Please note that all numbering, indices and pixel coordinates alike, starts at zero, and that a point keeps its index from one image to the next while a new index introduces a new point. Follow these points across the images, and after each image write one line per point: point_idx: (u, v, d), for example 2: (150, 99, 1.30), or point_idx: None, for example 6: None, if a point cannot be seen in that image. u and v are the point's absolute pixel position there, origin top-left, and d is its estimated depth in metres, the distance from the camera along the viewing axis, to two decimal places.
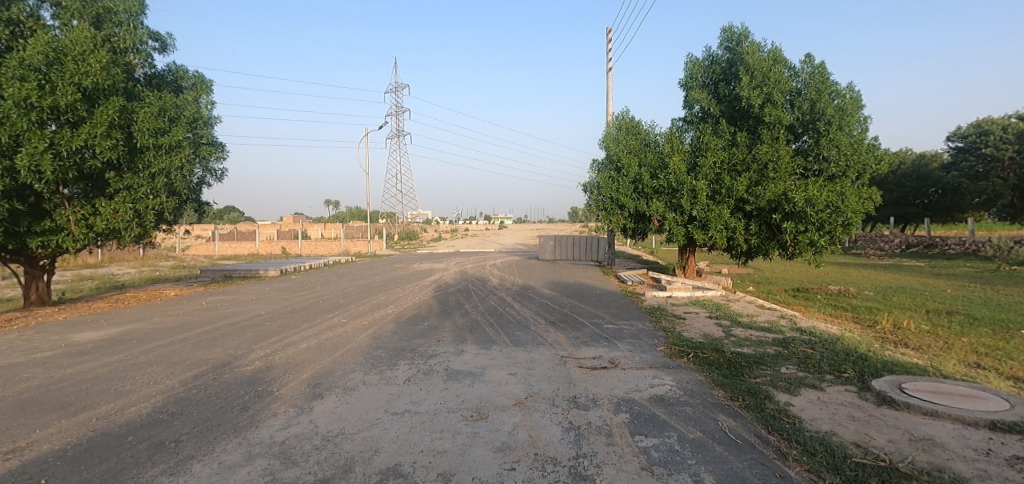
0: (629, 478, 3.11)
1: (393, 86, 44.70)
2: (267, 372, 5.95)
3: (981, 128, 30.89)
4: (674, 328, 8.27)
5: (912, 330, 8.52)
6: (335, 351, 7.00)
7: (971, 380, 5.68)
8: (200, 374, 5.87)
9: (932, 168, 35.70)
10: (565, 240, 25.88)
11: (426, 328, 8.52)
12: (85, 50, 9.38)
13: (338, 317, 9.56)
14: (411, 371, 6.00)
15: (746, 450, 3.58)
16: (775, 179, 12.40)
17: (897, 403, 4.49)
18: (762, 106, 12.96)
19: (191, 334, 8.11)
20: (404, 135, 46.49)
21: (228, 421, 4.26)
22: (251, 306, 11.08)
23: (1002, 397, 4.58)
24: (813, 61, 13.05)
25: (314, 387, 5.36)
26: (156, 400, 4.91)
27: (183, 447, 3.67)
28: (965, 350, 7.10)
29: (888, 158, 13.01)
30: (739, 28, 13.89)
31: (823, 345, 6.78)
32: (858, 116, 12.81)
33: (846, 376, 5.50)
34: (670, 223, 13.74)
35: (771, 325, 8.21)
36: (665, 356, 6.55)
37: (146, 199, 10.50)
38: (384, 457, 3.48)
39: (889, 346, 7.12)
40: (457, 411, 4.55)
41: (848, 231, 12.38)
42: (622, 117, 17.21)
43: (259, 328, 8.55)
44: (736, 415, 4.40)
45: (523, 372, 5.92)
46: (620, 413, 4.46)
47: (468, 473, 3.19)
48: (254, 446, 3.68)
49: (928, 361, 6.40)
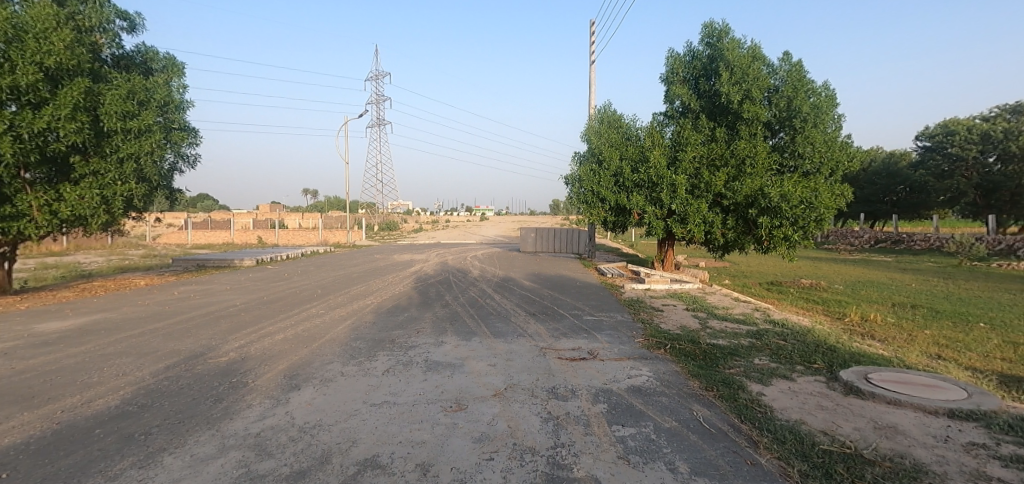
0: (605, 467, 3.16)
1: (374, 74, 44.31)
2: (243, 363, 5.83)
3: (948, 128, 32.02)
4: (652, 320, 8.41)
5: (879, 323, 8.87)
6: (312, 342, 6.91)
7: (932, 370, 5.93)
8: (171, 365, 5.72)
9: (900, 167, 36.97)
10: (545, 233, 25.89)
11: (406, 320, 8.44)
12: (47, 28, 8.91)
13: (315, 307, 9.42)
14: (389, 362, 5.96)
15: (720, 439, 3.68)
16: (752, 174, 12.59)
17: (863, 393, 4.67)
18: (741, 102, 13.15)
19: (162, 325, 7.86)
20: (385, 125, 45.91)
21: (201, 413, 4.17)
22: (226, 296, 10.84)
23: (961, 387, 4.81)
24: (791, 59, 13.30)
25: (290, 378, 5.29)
26: (125, 392, 4.77)
27: (154, 439, 3.58)
28: (928, 342, 7.39)
29: (859, 155, 13.34)
30: (720, 24, 14.06)
31: (795, 337, 6.98)
32: (833, 113, 13.09)
33: (816, 367, 5.67)
34: (650, 217, 13.84)
35: (745, 317, 8.42)
36: (643, 347, 6.66)
37: (114, 185, 10.11)
38: (362, 448, 3.47)
39: (857, 338, 7.37)
40: (436, 401, 4.56)
41: (821, 226, 12.72)
42: (604, 110, 17.33)
43: (234, 319, 8.35)
44: (710, 404, 4.51)
45: (503, 363, 5.94)
46: (598, 404, 4.52)
47: (447, 464, 3.19)
48: (228, 438, 3.61)
49: (894, 352, 6.65)
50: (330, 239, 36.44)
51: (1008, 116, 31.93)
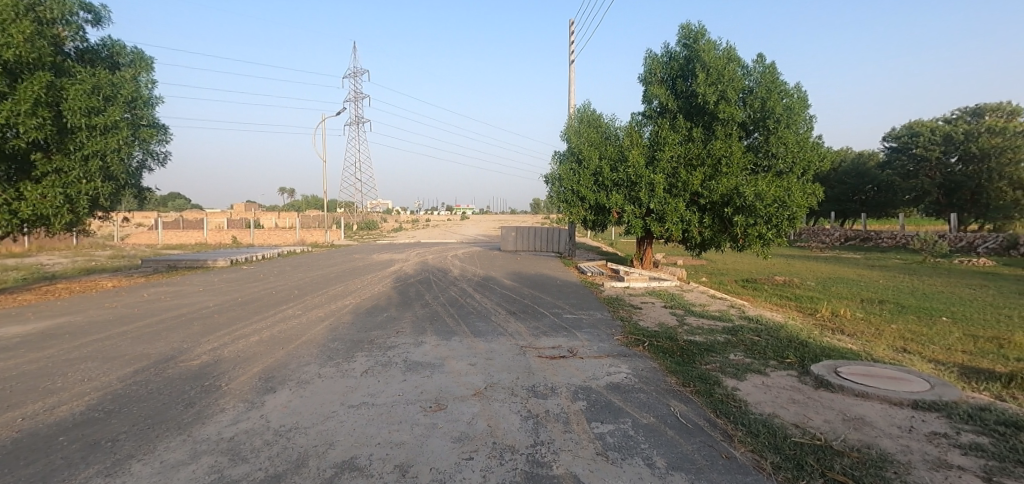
0: (584, 464, 3.18)
1: (352, 71, 43.67)
2: (216, 366, 5.69)
3: (913, 130, 33.34)
4: (631, 317, 8.52)
5: (848, 318, 9.16)
6: (289, 343, 6.79)
7: (898, 363, 6.14)
8: (141, 369, 5.55)
9: (869, 167, 38.28)
10: (526, 232, 25.94)
11: (385, 320, 8.36)
12: (5, 19, 8.54)
13: (292, 308, 9.26)
14: (368, 363, 5.89)
15: (696, 434, 3.75)
16: (728, 173, 12.83)
17: (833, 387, 4.81)
18: (717, 103, 13.39)
19: (130, 328, 7.61)
20: (363, 123, 45.40)
21: (172, 418, 4.05)
22: (199, 298, 10.56)
23: (924, 379, 5.00)
24: (764, 61, 13.59)
25: (266, 381, 5.19)
26: (91, 397, 4.60)
27: (122, 446, 3.47)
28: (894, 336, 7.66)
29: (830, 156, 13.72)
30: (696, 25, 14.27)
31: (768, 333, 7.15)
32: (804, 115, 13.44)
33: (788, 362, 5.82)
34: (629, 215, 13.98)
35: (721, 314, 8.60)
36: (622, 345, 6.73)
37: (79, 184, 9.77)
38: (340, 450, 3.42)
39: (828, 333, 7.60)
40: (416, 402, 4.52)
41: (794, 225, 13.06)
42: (584, 110, 17.45)
43: (207, 321, 8.13)
44: (687, 400, 4.59)
45: (483, 362, 5.93)
46: (577, 401, 4.56)
47: (426, 464, 3.17)
48: (200, 443, 3.52)
49: (862, 346, 6.88)
50: (307, 239, 35.82)
51: (968, 119, 33.37)
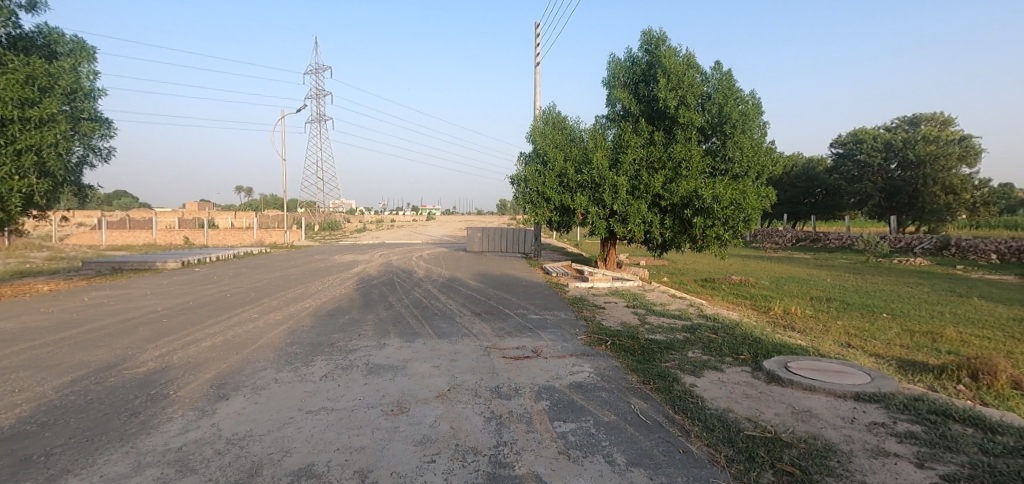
0: (546, 463, 3.21)
1: (314, 67, 42.56)
2: (164, 373, 5.41)
3: (858, 137, 35.53)
4: (594, 317, 8.66)
5: (798, 315, 9.62)
6: (244, 348, 6.55)
7: (842, 357, 6.49)
8: (80, 378, 5.22)
9: (818, 171, 40.49)
10: (493, 232, 25.94)
11: (347, 322, 8.18)
12: None
13: (248, 312, 8.91)
14: (328, 367, 5.75)
15: (655, 430, 3.84)
16: (688, 176, 13.22)
17: (783, 381, 5.03)
18: (677, 108, 13.78)
19: (67, 335, 7.13)
20: (326, 120, 44.34)
21: (114, 429, 3.83)
22: (148, 302, 10.03)
23: (865, 372, 5.30)
24: (722, 68, 14.09)
25: (218, 388, 4.97)
26: (22, 409, 4.29)
27: (57, 460, 3.25)
28: (839, 332, 8.10)
29: (782, 160, 14.36)
30: (657, 32, 14.65)
31: (725, 331, 7.42)
32: (759, 121, 14.01)
33: (743, 358, 6.05)
34: (593, 217, 14.20)
35: (681, 313, 8.87)
36: (585, 344, 6.83)
37: (11, 180, 9.21)
38: (296, 457, 3.32)
39: (780, 330, 7.95)
40: (377, 405, 4.44)
41: (749, 226, 13.60)
42: (549, 112, 17.63)
43: (154, 326, 7.73)
44: (647, 397, 4.70)
45: (447, 364, 5.89)
46: (540, 401, 4.59)
47: (387, 468, 3.12)
48: (145, 455, 3.34)
49: (810, 342, 7.23)
50: (266, 239, 34.59)
51: (907, 127, 35.73)
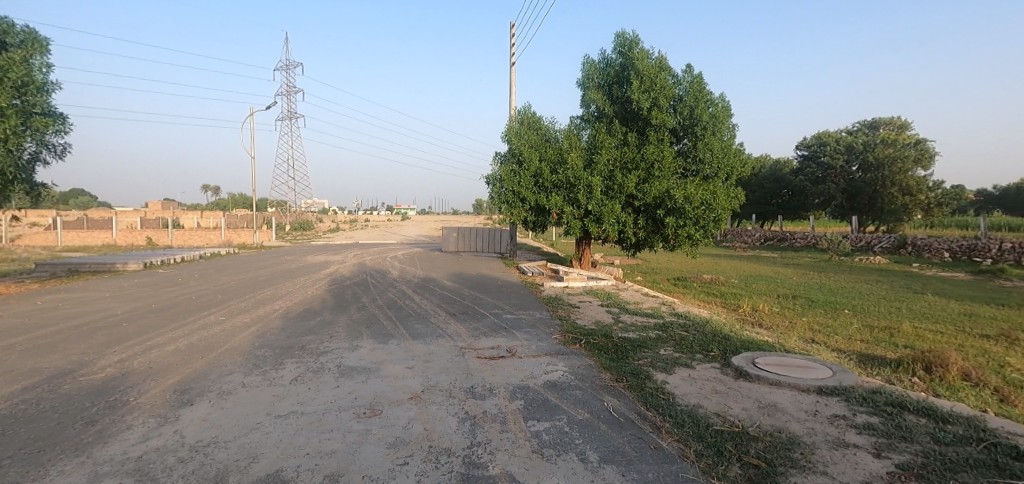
0: (520, 462, 3.22)
1: (285, 64, 41.48)
2: (123, 380, 5.20)
3: (822, 140, 36.89)
4: (569, 316, 8.73)
5: (765, 312, 9.91)
6: (210, 352, 6.35)
7: (806, 353, 6.72)
8: (30, 386, 4.95)
9: (785, 173, 41.83)
10: (469, 232, 25.85)
11: (318, 324, 8.01)
12: None
13: (215, 314, 8.64)
14: (298, 370, 5.62)
15: (627, 427, 3.90)
16: (660, 177, 13.45)
17: (750, 376, 5.17)
18: (650, 110, 14.02)
19: (15, 341, 6.76)
20: (298, 117, 43.38)
21: (68, 439, 3.66)
22: (106, 305, 9.60)
23: (827, 367, 5.50)
24: (693, 71, 14.40)
25: (182, 393, 4.80)
26: None
27: (3, 473, 3.08)
28: (804, 328, 8.38)
29: (750, 162, 14.77)
30: (630, 34, 14.87)
31: (695, 328, 7.58)
32: (728, 123, 14.38)
33: (712, 355, 6.20)
34: (568, 216, 14.30)
35: (653, 311, 9.02)
36: (560, 343, 6.88)
37: None
38: (264, 463, 3.24)
39: (748, 327, 8.18)
40: (349, 408, 4.37)
41: (718, 226, 13.93)
42: (525, 112, 17.68)
43: (113, 331, 7.40)
44: (620, 394, 4.76)
45: (421, 365, 5.84)
46: (515, 400, 4.60)
47: (358, 472, 3.08)
48: (102, 465, 3.20)
49: (776, 338, 7.46)
50: (234, 240, 33.58)
51: (867, 131, 37.27)
